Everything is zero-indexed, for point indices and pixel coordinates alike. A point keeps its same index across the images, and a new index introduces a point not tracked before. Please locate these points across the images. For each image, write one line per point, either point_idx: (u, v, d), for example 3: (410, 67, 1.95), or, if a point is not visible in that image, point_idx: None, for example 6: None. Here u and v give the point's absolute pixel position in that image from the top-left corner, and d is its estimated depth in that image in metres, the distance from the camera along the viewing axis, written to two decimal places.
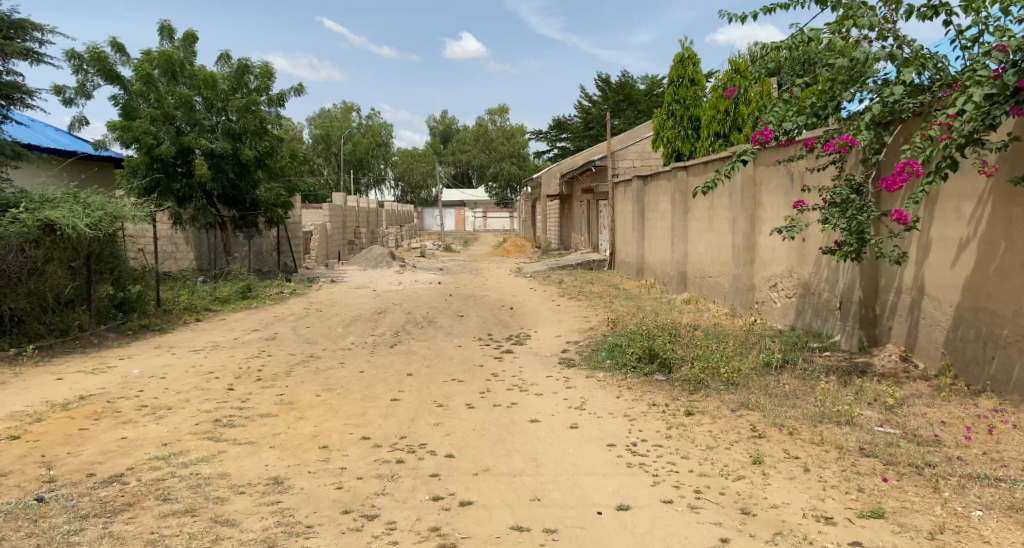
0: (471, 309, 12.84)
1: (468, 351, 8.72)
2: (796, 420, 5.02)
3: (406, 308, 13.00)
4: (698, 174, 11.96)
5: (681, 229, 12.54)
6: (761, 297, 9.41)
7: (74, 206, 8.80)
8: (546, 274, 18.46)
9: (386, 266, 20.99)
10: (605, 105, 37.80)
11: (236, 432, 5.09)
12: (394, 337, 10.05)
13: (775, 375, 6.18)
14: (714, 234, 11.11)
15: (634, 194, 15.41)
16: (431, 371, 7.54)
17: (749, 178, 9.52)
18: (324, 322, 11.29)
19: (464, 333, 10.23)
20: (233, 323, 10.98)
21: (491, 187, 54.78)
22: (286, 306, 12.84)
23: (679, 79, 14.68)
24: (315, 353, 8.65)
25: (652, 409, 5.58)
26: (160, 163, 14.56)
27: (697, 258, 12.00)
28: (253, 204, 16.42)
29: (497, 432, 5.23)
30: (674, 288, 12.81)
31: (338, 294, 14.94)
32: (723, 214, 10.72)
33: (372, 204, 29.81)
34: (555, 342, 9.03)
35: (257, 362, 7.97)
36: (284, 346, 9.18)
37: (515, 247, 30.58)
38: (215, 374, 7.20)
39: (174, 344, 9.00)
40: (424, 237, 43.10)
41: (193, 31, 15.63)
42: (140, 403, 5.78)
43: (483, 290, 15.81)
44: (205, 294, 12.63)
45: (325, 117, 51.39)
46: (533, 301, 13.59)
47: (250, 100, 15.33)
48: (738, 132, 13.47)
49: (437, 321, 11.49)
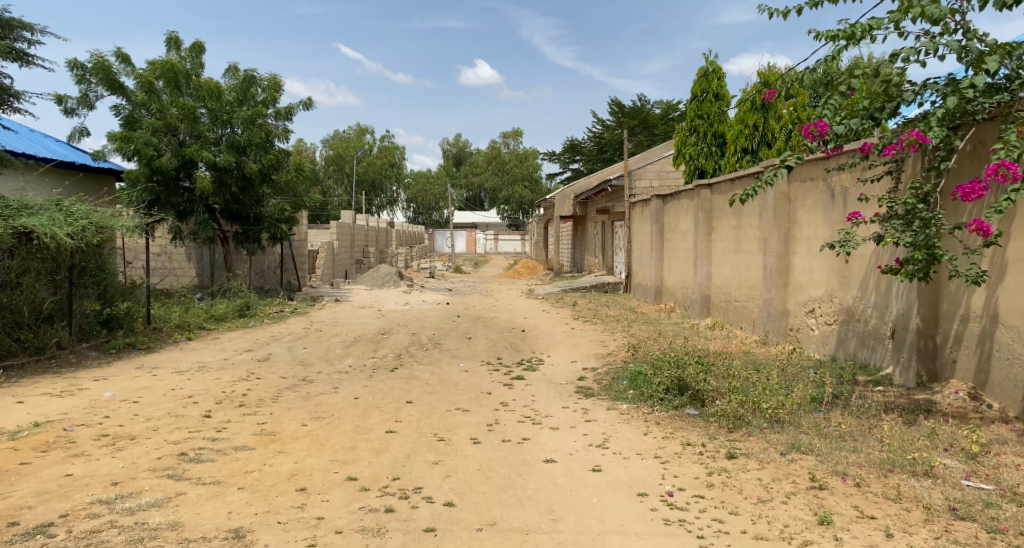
0: (480, 331, 12.12)
1: (477, 377, 7.98)
2: (861, 467, 4.24)
3: (411, 329, 12.30)
4: (723, 192, 11.27)
5: (704, 251, 11.81)
6: (797, 322, 8.64)
7: (56, 214, 8.22)
8: (559, 296, 17.75)
9: (393, 285, 20.38)
10: (619, 129, 37.30)
11: (202, 469, 4.36)
12: (396, 360, 9.33)
13: (825, 412, 5.40)
14: (742, 254, 10.38)
15: (653, 213, 14.74)
16: (434, 399, 6.81)
17: (783, 194, 8.82)
18: (323, 343, 10.60)
19: (472, 357, 9.51)
20: (226, 343, 10.32)
21: (503, 209, 54.38)
22: (285, 326, 12.18)
23: (703, 94, 14.11)
24: (308, 376, 7.94)
25: (687, 451, 4.82)
26: (160, 175, 14.04)
27: (723, 281, 11.24)
28: (256, 219, 15.88)
29: (506, 474, 4.47)
30: (696, 314, 12.05)
31: (341, 313, 14.31)
32: (752, 234, 10.00)
33: (382, 224, 29.33)
34: (570, 368, 8.29)
35: (244, 385, 7.28)
36: (277, 368, 8.48)
37: (526, 269, 29.91)
38: (195, 398, 6.51)
39: (158, 364, 8.32)
40: (434, 259, 42.60)
41: (201, 41, 15.18)
42: (100, 432, 5.09)
43: (493, 312, 15.09)
44: (200, 312, 12.01)
45: (338, 138, 51.33)
46: (545, 324, 12.87)
47: (256, 112, 14.82)
48: (767, 149, 12.89)
49: (442, 344, 10.78)
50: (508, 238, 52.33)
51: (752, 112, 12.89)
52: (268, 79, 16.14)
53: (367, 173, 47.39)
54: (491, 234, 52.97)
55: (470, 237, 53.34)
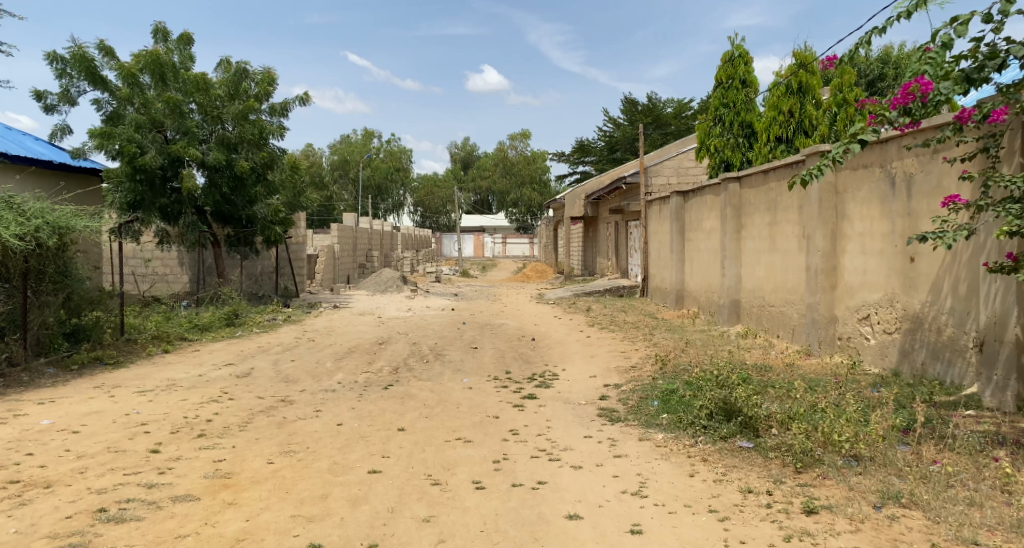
0: (486, 341, 11.09)
1: (482, 396, 6.95)
2: (994, 530, 3.18)
3: (412, 338, 11.26)
4: (754, 185, 10.21)
5: (733, 250, 10.77)
6: (847, 331, 7.56)
7: (6, 213, 7.29)
8: (572, 300, 16.69)
9: (397, 290, 19.38)
10: (633, 128, 36.25)
11: (120, 534, 3.34)
12: (392, 375, 8.31)
13: (913, 445, 4.34)
14: (779, 254, 9.33)
15: (673, 211, 13.69)
16: (432, 425, 5.77)
17: (830, 185, 7.79)
18: (313, 355, 9.58)
19: (477, 371, 8.45)
20: (206, 356, 9.31)
21: (512, 212, 53.37)
22: (275, 335, 11.19)
23: (729, 81, 13.14)
24: (289, 396, 6.92)
25: (749, 502, 3.76)
26: (144, 174, 13.12)
27: (756, 283, 10.18)
28: (249, 221, 14.89)
29: (517, 538, 3.43)
30: (724, 320, 11.01)
31: (339, 321, 13.30)
32: (790, 231, 8.96)
33: (387, 227, 28.34)
34: (589, 384, 7.23)
35: (211, 408, 6.26)
36: (255, 386, 7.45)
37: (536, 274, 28.86)
38: (147, 427, 5.49)
39: (122, 382, 7.32)
40: (441, 263, 41.57)
41: (189, 32, 14.28)
42: (9, 478, 4.08)
43: (501, 319, 14.02)
44: (182, 321, 11.05)
45: (345, 142, 50.44)
46: (557, 331, 11.81)
47: (248, 106, 13.95)
48: (805, 136, 11.99)
49: (445, 355, 9.74)
50: (517, 241, 51.29)
51: (787, 96, 11.97)
52: (261, 72, 15.15)
53: (373, 177, 46.46)
54: (499, 238, 51.96)
55: (479, 240, 52.21)
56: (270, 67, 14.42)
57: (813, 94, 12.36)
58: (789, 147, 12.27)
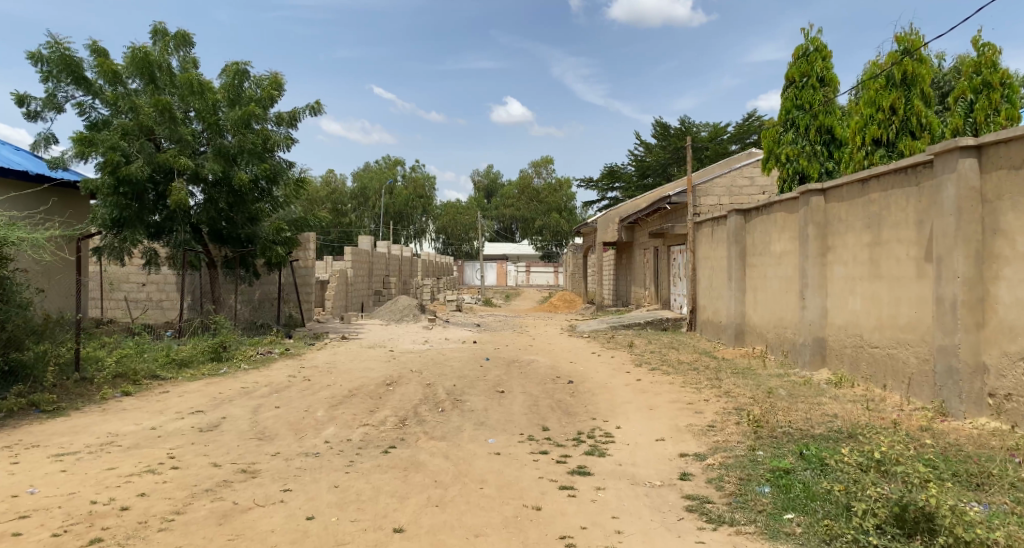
0: (514, 383, 9.22)
1: (513, 470, 5.10)
2: None
3: (427, 379, 9.44)
4: (844, 198, 8.38)
5: (816, 279, 8.88)
6: (1006, 385, 5.65)
7: None
8: (609, 334, 14.81)
9: (414, 320, 17.67)
10: (665, 154, 34.88)
11: None
12: (397, 430, 6.47)
13: None
14: (886, 282, 7.46)
15: (731, 233, 11.84)
16: (444, 523, 3.95)
17: (973, 190, 5.95)
18: (304, 401, 7.80)
19: (505, 426, 6.62)
20: (174, 400, 7.58)
21: (536, 239, 51.76)
22: (265, 373, 9.45)
23: (804, 79, 13.72)
24: (254, 465, 5.13)
25: None
26: (129, 186, 11.62)
27: (848, 318, 8.30)
28: (249, 240, 13.36)
29: None
30: (805, 363, 9.08)
31: (343, 355, 11.57)
32: (906, 253, 7.10)
33: (407, 253, 26.76)
34: (658, 455, 5.38)
35: (139, 485, 4.51)
36: (215, 447, 5.66)
37: (564, 304, 26.93)
38: (25, 524, 3.75)
39: (43, 440, 5.58)
40: (462, 291, 39.81)
41: (189, 31, 12.91)
42: None
43: (530, 354, 12.17)
44: (159, 354, 9.38)
45: (367, 169, 49.34)
46: (598, 372, 9.91)
47: (248, 111, 12.47)
48: (909, 137, 11.77)
49: (466, 402, 7.92)
50: (541, 270, 49.60)
51: (888, 91, 11.89)
52: (267, 77, 13.73)
53: (395, 203, 45.10)
54: (523, 266, 50.22)
55: (501, 268, 50.54)
56: (277, 70, 12.98)
57: (919, 86, 11.71)
58: (888, 149, 11.90)
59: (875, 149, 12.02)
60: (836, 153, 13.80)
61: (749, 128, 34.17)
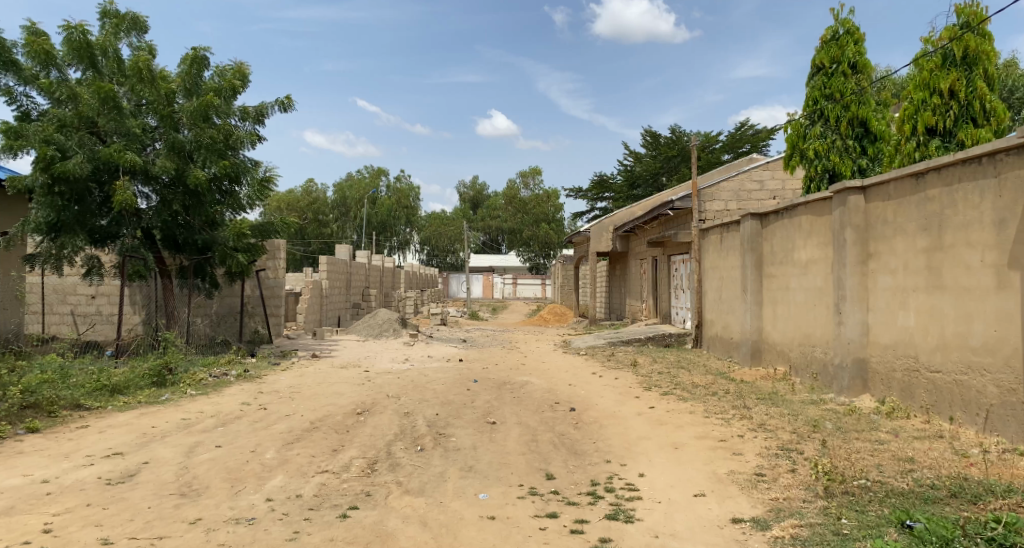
0: (507, 411, 7.86)
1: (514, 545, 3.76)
2: None
3: (404, 406, 8.07)
4: (889, 197, 7.17)
5: (856, 290, 7.63)
6: None
7: None
8: (608, 351, 13.49)
9: (393, 336, 16.27)
10: (654, 163, 33.87)
11: None
12: (363, 481, 5.10)
13: None
14: (951, 294, 6.26)
15: (746, 238, 10.59)
16: None
17: None
18: (252, 437, 6.43)
19: (499, 473, 5.28)
20: (91, 437, 6.17)
21: (523, 251, 50.57)
22: (215, 401, 8.03)
23: (834, 65, 12.83)
24: (159, 542, 3.76)
25: None
26: (65, 185, 10.22)
27: (898, 337, 7.07)
28: (206, 247, 11.87)
29: None
30: (843, 389, 7.81)
31: (311, 376, 10.19)
32: (981, 260, 5.92)
33: (389, 264, 25.34)
34: (704, 521, 4.07)
35: None
36: (118, 510, 4.27)
37: (554, 318, 25.64)
38: None
39: None
40: (448, 304, 38.41)
41: (141, 14, 11.58)
42: None
43: (523, 375, 10.84)
44: (87, 380, 7.94)
45: (350, 179, 47.91)
46: (603, 397, 8.58)
47: (205, 102, 11.06)
48: (971, 123, 10.80)
49: (450, 437, 6.57)
50: (528, 283, 48.38)
51: (945, 72, 10.91)
52: (231, 68, 12.39)
53: (377, 214, 43.69)
54: (509, 278, 48.91)
55: (487, 280, 49.16)
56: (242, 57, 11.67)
57: (982, 65, 10.77)
58: (946, 139, 10.93)
59: (930, 139, 11.14)
60: (870, 148, 12.99)
61: (741, 137, 33.27)
